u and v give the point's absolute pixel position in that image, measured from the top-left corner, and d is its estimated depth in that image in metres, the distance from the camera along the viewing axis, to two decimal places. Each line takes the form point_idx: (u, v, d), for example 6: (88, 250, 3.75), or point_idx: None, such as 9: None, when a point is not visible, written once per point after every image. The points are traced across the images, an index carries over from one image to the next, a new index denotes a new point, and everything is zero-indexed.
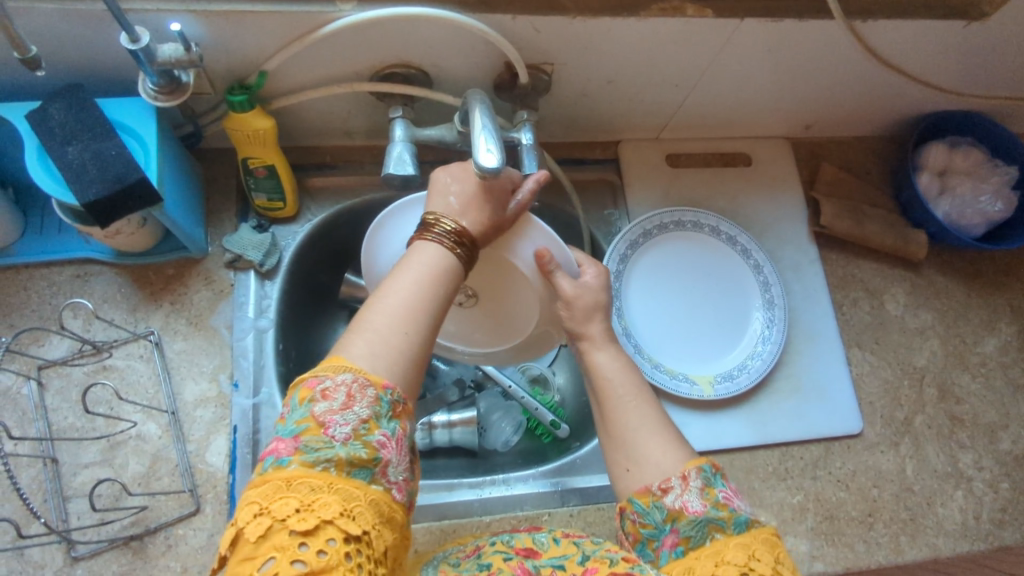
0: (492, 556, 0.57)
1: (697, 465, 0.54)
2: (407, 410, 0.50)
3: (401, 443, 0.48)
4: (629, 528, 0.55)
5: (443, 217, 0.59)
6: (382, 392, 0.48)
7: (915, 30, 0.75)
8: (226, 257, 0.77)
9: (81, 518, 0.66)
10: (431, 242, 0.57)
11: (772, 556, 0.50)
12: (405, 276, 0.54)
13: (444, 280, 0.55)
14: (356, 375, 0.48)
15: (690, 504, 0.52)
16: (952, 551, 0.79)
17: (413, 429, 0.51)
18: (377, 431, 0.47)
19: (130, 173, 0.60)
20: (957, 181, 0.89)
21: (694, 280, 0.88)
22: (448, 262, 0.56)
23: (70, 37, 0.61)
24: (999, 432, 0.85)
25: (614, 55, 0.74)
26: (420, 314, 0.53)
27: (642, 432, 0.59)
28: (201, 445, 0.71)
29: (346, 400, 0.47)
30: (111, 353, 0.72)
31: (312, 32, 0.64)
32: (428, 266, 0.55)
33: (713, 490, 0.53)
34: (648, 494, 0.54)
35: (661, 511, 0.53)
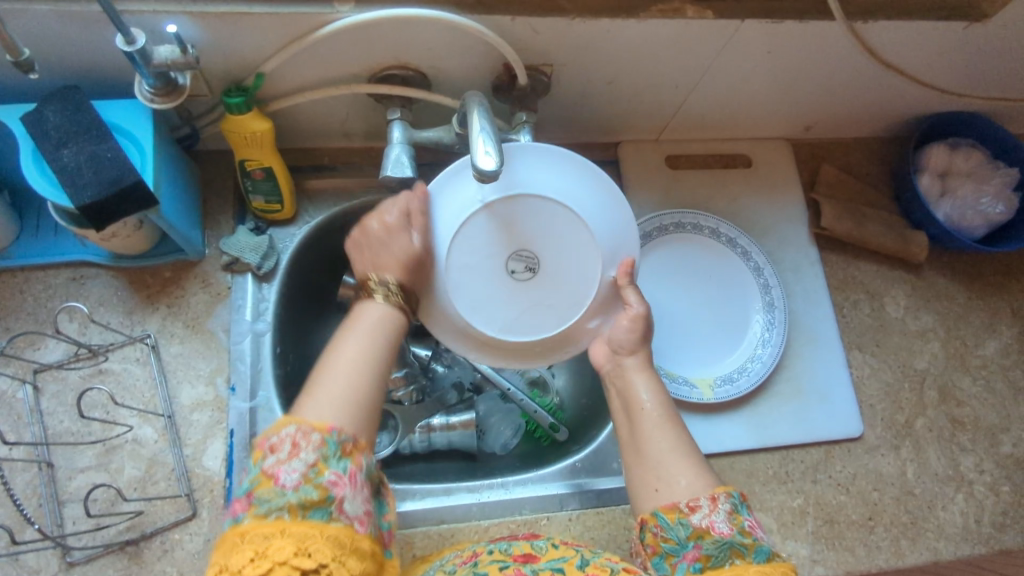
0: (488, 566, 0.58)
1: (727, 490, 0.56)
2: (360, 446, 0.53)
3: (356, 478, 0.51)
4: (648, 540, 0.56)
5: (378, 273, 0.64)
6: (327, 436, 0.51)
7: (915, 31, 0.74)
8: (223, 259, 0.77)
9: (76, 523, 0.66)
10: (372, 301, 0.62)
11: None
12: (348, 334, 0.59)
13: (385, 333, 0.61)
14: (299, 426, 0.51)
15: (717, 525, 0.53)
16: (953, 555, 0.78)
17: (371, 462, 0.54)
18: (326, 471, 0.50)
19: (125, 176, 0.60)
20: (958, 183, 0.88)
21: (696, 286, 0.87)
22: (389, 315, 0.62)
23: (66, 39, 0.60)
24: (999, 435, 0.85)
25: (614, 55, 0.73)
26: (360, 367, 0.57)
27: (671, 454, 0.59)
28: (198, 449, 0.70)
29: (291, 451, 0.50)
30: (107, 356, 0.72)
31: (310, 33, 0.64)
32: (369, 324, 0.60)
33: (739, 517, 0.54)
34: (675, 509, 0.55)
35: (686, 528, 0.54)
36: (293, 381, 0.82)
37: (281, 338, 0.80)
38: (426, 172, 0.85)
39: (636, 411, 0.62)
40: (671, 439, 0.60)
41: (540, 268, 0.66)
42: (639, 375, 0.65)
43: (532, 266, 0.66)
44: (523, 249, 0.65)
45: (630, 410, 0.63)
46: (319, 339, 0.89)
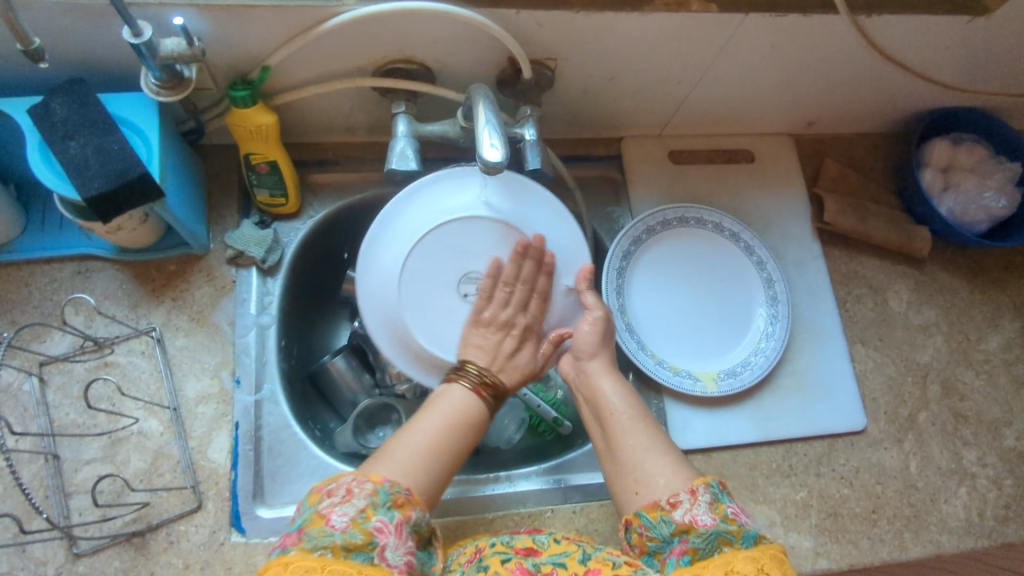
0: (492, 557, 0.58)
1: (705, 482, 0.56)
2: (414, 502, 0.53)
3: (401, 530, 0.50)
4: (635, 541, 0.56)
5: (474, 364, 0.66)
6: (379, 485, 0.52)
7: (920, 25, 0.74)
8: (228, 253, 0.77)
9: (83, 514, 0.66)
10: (466, 386, 0.64)
11: (781, 570, 0.50)
12: (438, 416, 0.60)
13: (473, 429, 0.61)
14: (358, 474, 0.53)
15: (700, 518, 0.53)
16: (956, 549, 0.78)
17: (422, 523, 0.53)
18: (374, 518, 0.50)
19: (132, 168, 0.60)
20: (960, 178, 0.88)
21: (697, 281, 0.87)
22: (479, 409, 0.63)
23: (72, 32, 0.61)
24: (1002, 429, 0.85)
25: (618, 50, 0.73)
26: (443, 446, 0.58)
27: (647, 455, 0.59)
28: (203, 441, 0.71)
29: (343, 495, 0.51)
30: (113, 349, 0.72)
31: (316, 26, 0.64)
32: (461, 411, 0.61)
33: (721, 506, 0.54)
34: (656, 507, 0.55)
35: (669, 524, 0.54)
36: (298, 374, 0.82)
37: (285, 331, 0.80)
38: (429, 167, 0.86)
39: (609, 415, 0.63)
40: (647, 441, 0.60)
41: None
42: (604, 379, 0.66)
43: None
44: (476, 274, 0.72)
45: (603, 415, 0.63)
46: (322, 334, 0.90)
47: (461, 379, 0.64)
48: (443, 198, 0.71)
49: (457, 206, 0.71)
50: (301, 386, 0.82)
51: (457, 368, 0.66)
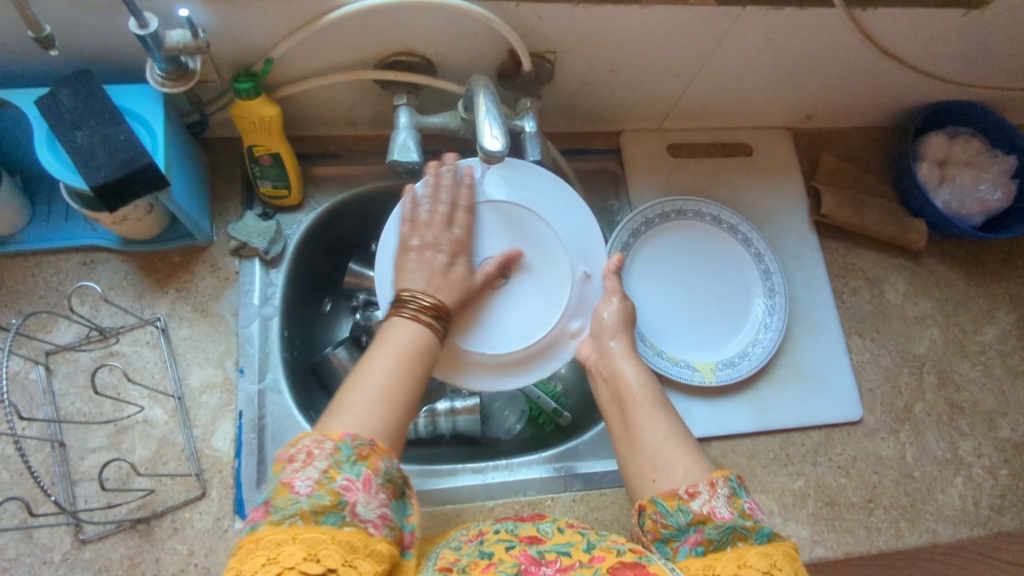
0: (494, 546, 0.58)
1: (726, 474, 0.56)
2: (376, 450, 0.52)
3: (370, 483, 0.50)
4: (648, 527, 0.56)
5: (415, 292, 0.63)
6: (339, 442, 0.51)
7: (916, 18, 0.75)
8: (231, 244, 0.78)
9: (89, 500, 0.67)
10: (410, 320, 0.61)
11: (792, 567, 0.52)
12: (382, 355, 0.58)
13: (420, 358, 0.59)
14: (314, 437, 0.51)
15: (718, 510, 0.54)
16: (952, 537, 0.79)
17: (391, 467, 0.53)
18: (339, 477, 0.49)
19: (138, 158, 0.61)
20: (956, 171, 0.89)
21: (696, 278, 0.88)
22: (426, 336, 0.61)
23: (81, 23, 0.62)
24: (998, 419, 0.86)
25: (617, 42, 0.74)
26: (393, 390, 0.56)
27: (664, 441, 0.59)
28: (207, 430, 0.71)
29: (305, 459, 0.50)
30: (117, 339, 0.73)
31: (319, 18, 0.65)
32: (406, 346, 0.59)
33: (739, 500, 0.55)
34: (674, 496, 0.55)
35: (686, 514, 0.54)
36: (300, 364, 0.83)
37: (288, 322, 0.81)
38: (431, 160, 0.87)
39: (629, 400, 0.63)
40: (664, 427, 0.60)
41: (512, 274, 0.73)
42: (626, 361, 0.66)
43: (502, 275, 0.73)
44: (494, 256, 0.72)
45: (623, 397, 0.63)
46: (325, 327, 0.91)
47: (401, 312, 0.61)
48: None
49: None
50: (302, 376, 0.83)
51: (398, 298, 0.62)
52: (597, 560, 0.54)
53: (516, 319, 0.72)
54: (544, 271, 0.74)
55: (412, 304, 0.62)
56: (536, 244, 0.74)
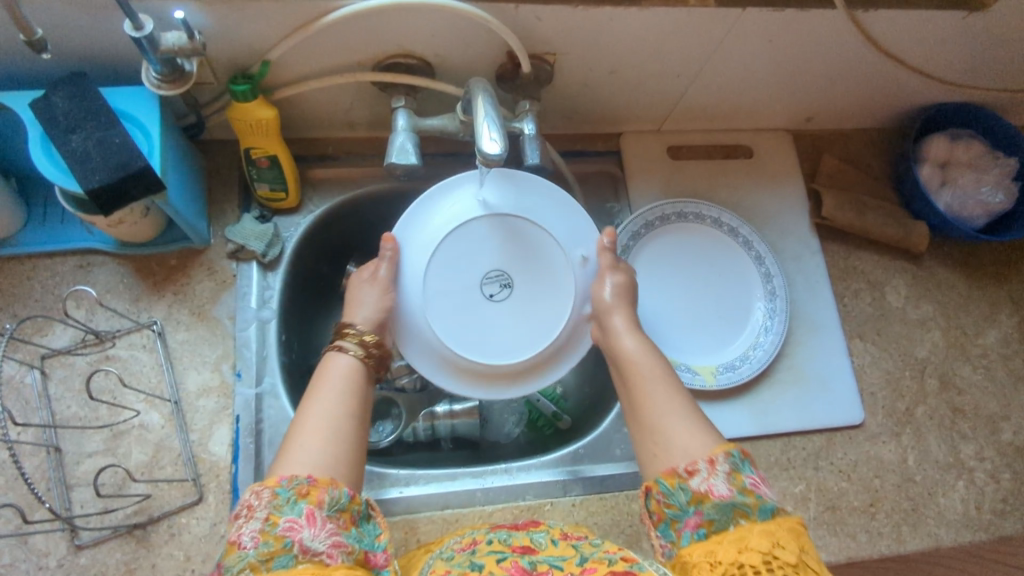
0: (486, 557, 0.57)
1: (727, 450, 0.55)
2: (318, 483, 0.52)
3: (314, 517, 0.50)
4: (653, 508, 0.56)
5: (353, 327, 0.64)
6: (277, 486, 0.51)
7: (917, 20, 0.75)
8: (228, 247, 0.77)
9: (84, 506, 0.67)
10: (345, 355, 0.62)
11: (796, 544, 0.50)
12: (320, 393, 0.58)
13: (358, 389, 0.60)
14: (253, 489, 0.52)
15: (716, 488, 0.53)
16: (954, 542, 0.79)
17: (340, 495, 0.52)
18: (280, 520, 0.50)
19: (134, 161, 0.60)
20: (958, 173, 0.89)
21: (699, 286, 0.87)
22: (361, 368, 0.62)
23: (76, 25, 0.61)
24: (1000, 423, 0.85)
25: (617, 44, 0.74)
26: (337, 424, 0.56)
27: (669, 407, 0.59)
28: (204, 434, 0.71)
29: (247, 512, 0.51)
30: (114, 343, 0.72)
31: (316, 20, 0.64)
32: (343, 380, 0.60)
33: (740, 477, 0.54)
34: (674, 475, 0.55)
35: (686, 493, 0.54)
36: (298, 368, 0.83)
37: (286, 325, 0.81)
38: (429, 162, 0.86)
39: (633, 377, 0.63)
40: (668, 394, 0.61)
41: (514, 285, 0.72)
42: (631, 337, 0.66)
43: (505, 287, 0.72)
44: (493, 271, 0.71)
45: (627, 377, 0.64)
46: (322, 330, 0.91)
47: (339, 349, 0.63)
48: (441, 212, 0.71)
49: (458, 214, 0.71)
50: (300, 379, 0.83)
51: (337, 335, 0.64)
52: (588, 571, 0.54)
53: (527, 328, 0.71)
54: (549, 274, 0.72)
55: (352, 339, 0.63)
56: (537, 247, 0.72)
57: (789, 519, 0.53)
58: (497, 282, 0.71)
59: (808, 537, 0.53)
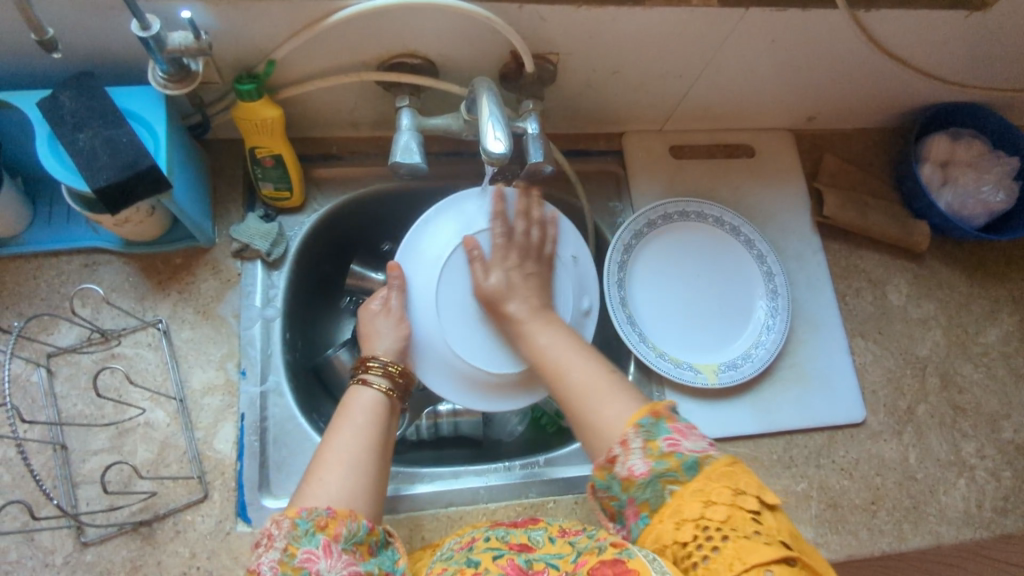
0: (482, 554, 0.58)
1: (636, 423, 0.57)
2: (336, 515, 0.54)
3: (331, 549, 0.52)
4: (605, 506, 0.58)
5: (375, 360, 0.67)
6: (296, 517, 0.53)
7: (918, 20, 0.75)
8: (233, 246, 0.77)
9: (91, 503, 0.67)
10: (369, 389, 0.64)
11: (728, 495, 0.51)
12: (344, 425, 0.60)
13: (380, 421, 0.62)
14: (271, 519, 0.53)
15: (636, 468, 0.54)
16: (955, 539, 0.79)
17: (357, 526, 0.54)
18: (298, 552, 0.52)
19: (141, 160, 0.61)
20: (959, 172, 0.89)
21: (699, 286, 0.88)
22: (384, 402, 0.64)
23: (84, 25, 0.62)
24: (1001, 421, 0.85)
25: (619, 44, 0.74)
26: (361, 457, 0.58)
27: (593, 384, 0.62)
28: (209, 432, 0.71)
29: (266, 541, 0.52)
30: (119, 341, 0.73)
31: (322, 20, 0.65)
32: (366, 413, 0.62)
33: (656, 444, 0.55)
34: (602, 469, 0.57)
35: (618, 481, 0.56)
36: (303, 367, 0.83)
37: (290, 324, 0.81)
38: (433, 162, 0.87)
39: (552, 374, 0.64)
40: (589, 371, 0.63)
41: None
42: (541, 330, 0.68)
43: None
44: None
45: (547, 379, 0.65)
46: (325, 328, 0.91)
47: (364, 382, 0.65)
48: (438, 237, 0.75)
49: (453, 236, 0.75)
50: (305, 377, 0.83)
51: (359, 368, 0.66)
52: (580, 564, 0.53)
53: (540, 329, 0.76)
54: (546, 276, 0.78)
55: (377, 374, 0.65)
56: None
57: (715, 462, 0.53)
58: None
59: (743, 478, 0.52)
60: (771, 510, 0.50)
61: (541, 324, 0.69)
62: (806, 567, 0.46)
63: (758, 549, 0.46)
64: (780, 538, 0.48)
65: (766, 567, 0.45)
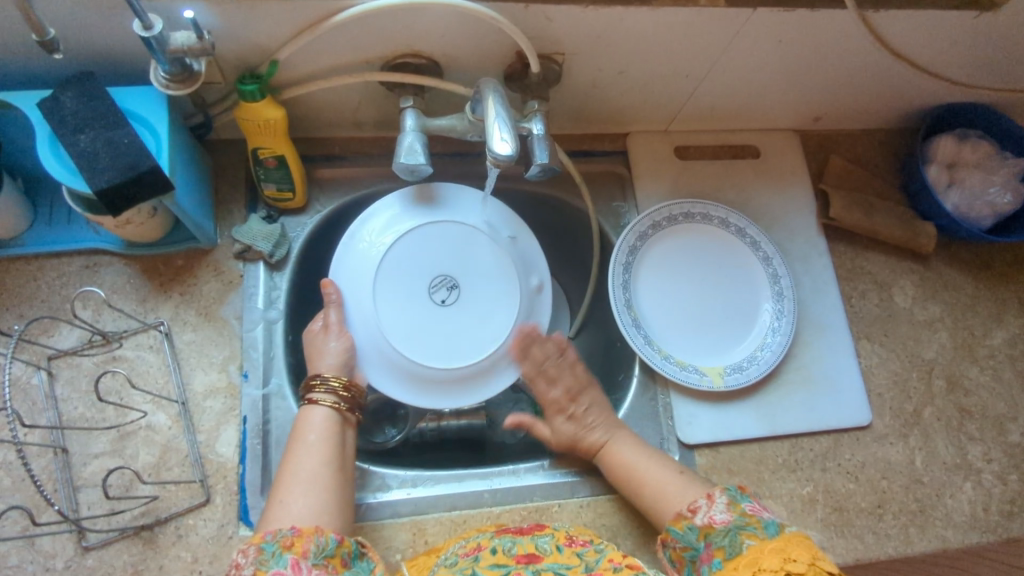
0: (488, 571, 0.56)
1: (723, 488, 0.65)
2: (299, 535, 0.57)
3: (298, 566, 0.55)
4: (674, 557, 0.64)
5: (325, 377, 0.68)
6: (262, 542, 0.56)
7: (928, 20, 0.75)
8: (235, 248, 0.77)
9: (91, 507, 0.66)
10: (319, 407, 0.67)
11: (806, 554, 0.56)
12: (299, 446, 0.64)
13: (332, 436, 0.65)
14: (242, 549, 0.57)
15: (717, 518, 0.62)
16: (961, 543, 0.79)
17: (322, 542, 0.57)
18: (268, 572, 0.54)
19: (143, 161, 0.60)
20: (966, 173, 0.88)
21: (684, 289, 0.87)
22: (335, 415, 0.67)
23: (85, 25, 0.61)
24: (1007, 424, 0.85)
25: (626, 44, 0.73)
26: (317, 473, 0.62)
27: (669, 483, 0.69)
28: (211, 435, 0.71)
29: (236, 569, 0.55)
30: (120, 343, 0.72)
31: (325, 19, 0.64)
32: (318, 431, 0.65)
33: (739, 505, 0.63)
34: (681, 518, 0.65)
35: (694, 530, 0.63)
36: (305, 368, 0.83)
37: (292, 326, 0.81)
38: (436, 163, 0.86)
39: (634, 481, 0.70)
40: (657, 466, 0.70)
41: (457, 283, 0.77)
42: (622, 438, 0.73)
43: (452, 289, 0.76)
44: (436, 278, 0.76)
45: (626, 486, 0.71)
46: None
47: (317, 399, 0.67)
48: (372, 239, 0.75)
49: (385, 238, 0.75)
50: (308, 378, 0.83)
51: (309, 385, 0.68)
52: None
53: (484, 321, 0.76)
54: (490, 267, 0.77)
55: (325, 389, 0.67)
56: (477, 249, 0.78)
57: (794, 533, 0.60)
58: (443, 284, 0.76)
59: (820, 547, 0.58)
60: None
61: (615, 441, 0.73)
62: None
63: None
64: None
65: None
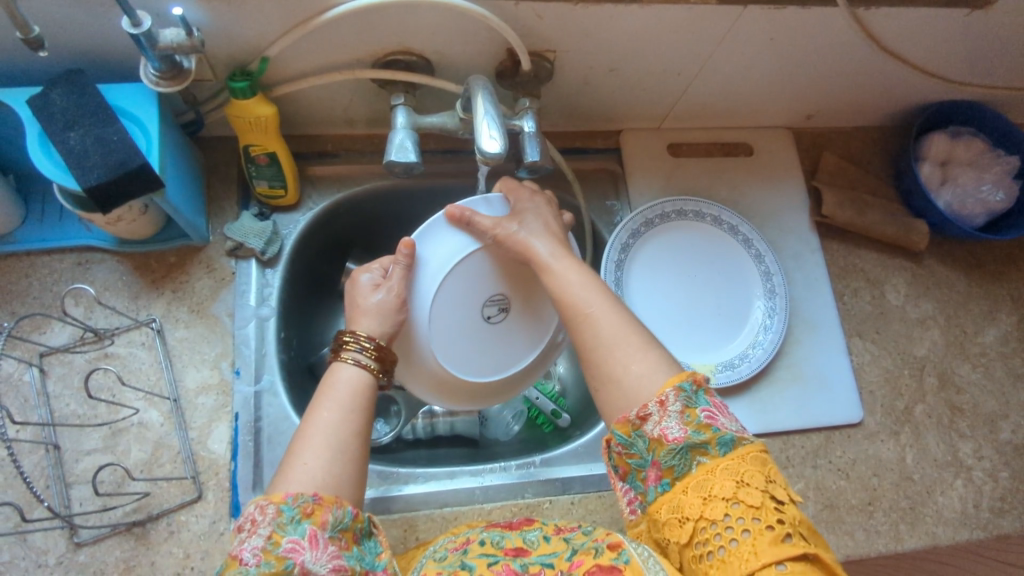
0: (477, 560, 0.57)
1: (676, 386, 0.55)
2: (322, 501, 0.51)
3: (317, 539, 0.50)
4: (618, 462, 0.57)
5: (357, 332, 0.62)
6: (282, 503, 0.50)
7: (919, 17, 0.75)
8: (227, 245, 0.77)
9: (83, 503, 0.67)
10: (349, 366, 0.60)
11: (762, 475, 0.51)
12: (323, 404, 0.57)
13: (361, 400, 0.58)
14: (258, 501, 0.51)
15: (669, 431, 0.53)
16: (952, 540, 0.79)
17: (343, 513, 0.52)
18: (283, 540, 0.49)
19: (132, 159, 0.60)
20: (958, 172, 0.89)
21: (685, 290, 0.88)
22: (365, 378, 0.60)
23: (74, 22, 0.61)
24: (999, 422, 0.85)
25: (617, 42, 0.73)
26: (342, 440, 0.55)
27: (612, 331, 0.60)
28: (203, 432, 0.71)
29: (250, 527, 0.50)
30: (112, 340, 0.72)
31: (315, 18, 0.64)
32: (347, 392, 0.58)
33: (694, 412, 0.54)
34: (628, 423, 0.56)
35: (644, 440, 0.55)
36: (298, 366, 0.83)
37: (284, 323, 0.81)
38: (428, 159, 0.86)
39: (577, 317, 0.61)
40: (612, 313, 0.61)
41: (510, 309, 0.73)
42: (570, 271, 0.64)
43: (502, 310, 0.73)
44: (493, 297, 0.72)
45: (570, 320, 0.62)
46: (322, 326, 0.91)
47: (346, 355, 0.60)
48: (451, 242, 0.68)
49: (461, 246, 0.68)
50: (301, 377, 0.83)
51: (340, 341, 0.61)
52: (576, 564, 0.54)
53: (515, 350, 0.75)
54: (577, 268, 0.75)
55: (357, 348, 0.60)
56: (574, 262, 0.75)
57: (749, 445, 0.53)
58: (495, 305, 0.72)
59: (771, 461, 0.53)
60: (795, 503, 0.51)
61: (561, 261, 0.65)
62: (821, 563, 0.48)
63: (780, 547, 0.48)
64: (799, 530, 0.49)
65: (780, 561, 0.47)
